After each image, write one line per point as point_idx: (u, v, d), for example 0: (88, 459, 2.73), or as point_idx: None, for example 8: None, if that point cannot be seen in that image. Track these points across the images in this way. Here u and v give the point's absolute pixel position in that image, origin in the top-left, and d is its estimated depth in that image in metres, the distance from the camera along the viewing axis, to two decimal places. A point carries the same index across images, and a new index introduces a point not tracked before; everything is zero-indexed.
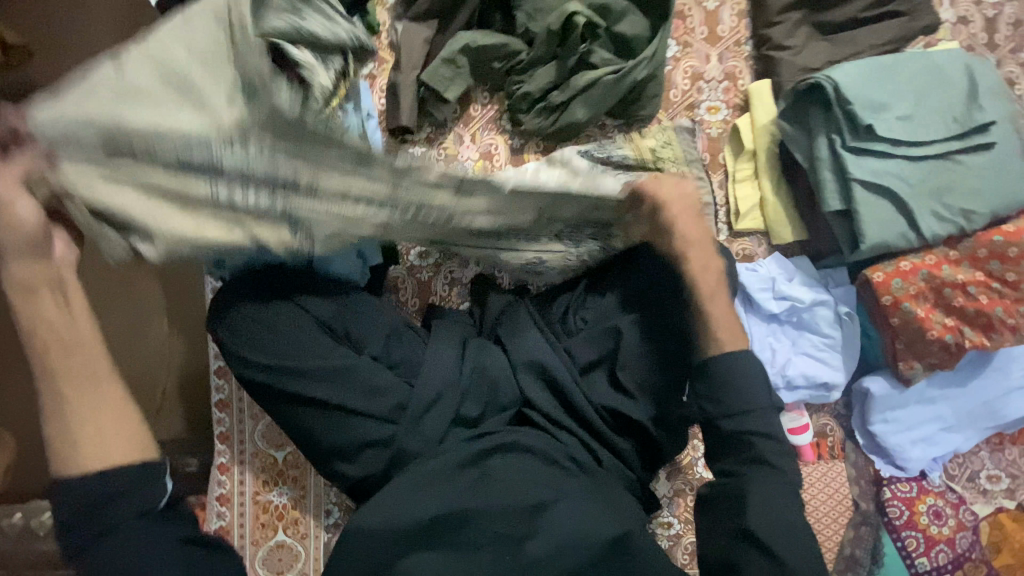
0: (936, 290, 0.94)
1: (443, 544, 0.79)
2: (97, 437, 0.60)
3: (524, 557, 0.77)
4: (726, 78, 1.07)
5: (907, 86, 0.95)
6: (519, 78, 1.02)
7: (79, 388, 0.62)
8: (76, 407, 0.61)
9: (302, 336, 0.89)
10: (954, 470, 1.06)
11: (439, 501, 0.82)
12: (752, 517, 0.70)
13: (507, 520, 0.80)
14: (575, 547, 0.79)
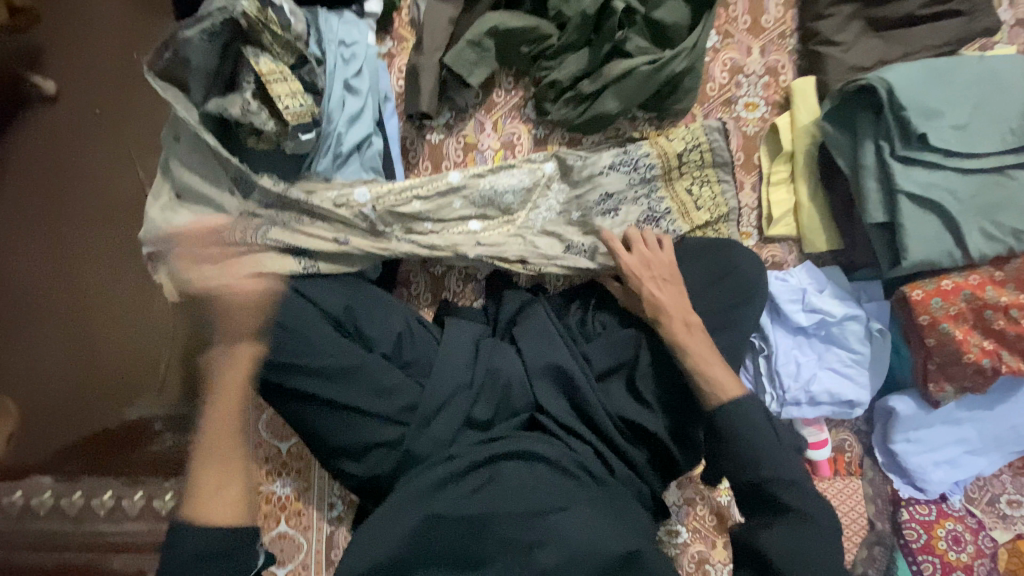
0: (976, 312, 0.89)
1: (450, 553, 0.76)
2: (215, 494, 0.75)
3: (534, 568, 0.74)
4: (767, 73, 1.00)
5: (965, 93, 0.88)
6: (547, 64, 0.96)
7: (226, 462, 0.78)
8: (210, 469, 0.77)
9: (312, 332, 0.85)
10: (974, 493, 1.03)
11: (449, 507, 0.79)
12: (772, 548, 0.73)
13: (517, 529, 0.77)
14: (592, 558, 0.75)
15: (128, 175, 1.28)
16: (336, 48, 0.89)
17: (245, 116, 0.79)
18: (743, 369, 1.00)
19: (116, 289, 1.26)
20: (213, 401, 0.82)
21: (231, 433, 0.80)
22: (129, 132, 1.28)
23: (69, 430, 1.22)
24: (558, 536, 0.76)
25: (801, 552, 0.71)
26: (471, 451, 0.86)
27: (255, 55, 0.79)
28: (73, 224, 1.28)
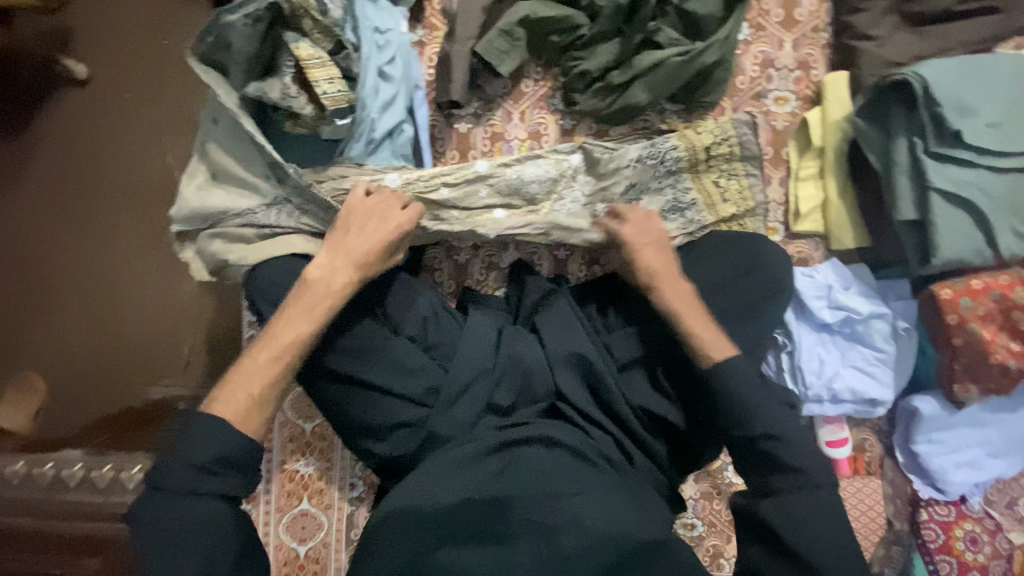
0: (1005, 313, 0.89)
1: (476, 530, 0.77)
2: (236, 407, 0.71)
3: (560, 550, 0.75)
4: (799, 67, 0.99)
5: (1002, 90, 0.87)
6: (577, 54, 0.96)
7: (266, 372, 0.74)
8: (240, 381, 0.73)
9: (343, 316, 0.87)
10: (994, 496, 1.02)
11: (472, 487, 0.81)
12: (788, 535, 0.70)
13: (541, 510, 0.78)
14: (614, 541, 0.76)
15: (156, 159, 1.30)
16: (371, 35, 0.88)
17: (284, 100, 0.83)
18: (765, 365, 1.00)
19: (144, 269, 1.29)
20: (290, 317, 0.77)
21: (279, 345, 0.75)
22: (158, 116, 1.30)
23: (99, 406, 1.26)
24: (579, 519, 0.77)
25: (821, 539, 0.70)
26: (492, 435, 0.87)
27: (295, 42, 0.83)
28: (103, 206, 1.30)
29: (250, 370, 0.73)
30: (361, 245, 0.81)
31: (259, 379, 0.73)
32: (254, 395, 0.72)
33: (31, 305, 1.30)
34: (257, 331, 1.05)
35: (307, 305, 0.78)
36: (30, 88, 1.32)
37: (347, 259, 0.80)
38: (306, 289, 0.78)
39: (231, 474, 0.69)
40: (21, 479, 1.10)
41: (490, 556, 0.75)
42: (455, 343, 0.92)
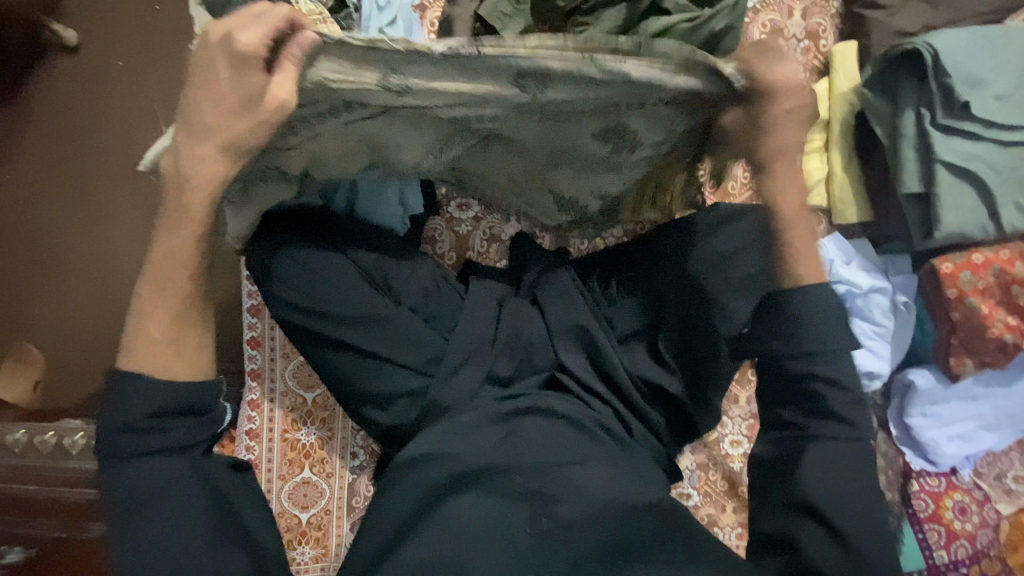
0: (1004, 287, 0.89)
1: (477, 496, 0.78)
2: (158, 355, 0.66)
3: (557, 519, 0.76)
4: (808, 37, 0.98)
5: (1011, 62, 0.86)
6: (583, 19, 0.92)
7: (166, 306, 0.66)
8: (148, 318, 0.66)
9: (347, 284, 0.87)
10: (983, 468, 1.04)
11: (474, 455, 0.82)
12: (808, 488, 0.68)
13: (539, 478, 0.80)
14: (613, 508, 0.78)
15: (150, 130, 1.27)
16: None
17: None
18: None
19: (137, 241, 1.28)
20: (166, 225, 0.66)
21: (164, 280, 0.66)
22: (150, 86, 1.27)
23: (98, 376, 1.26)
24: (578, 487, 0.79)
25: (845, 492, 0.68)
26: (491, 405, 0.88)
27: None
28: (96, 178, 1.28)
29: (147, 310, 0.66)
30: (208, 109, 0.61)
31: (163, 315, 0.66)
32: (163, 334, 0.66)
33: (27, 277, 1.29)
34: (257, 302, 1.05)
35: (170, 220, 0.66)
36: (17, 55, 1.28)
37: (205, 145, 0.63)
38: (165, 205, 0.66)
39: (176, 422, 0.65)
40: (24, 447, 1.10)
41: (491, 521, 0.76)
42: (453, 313, 0.93)
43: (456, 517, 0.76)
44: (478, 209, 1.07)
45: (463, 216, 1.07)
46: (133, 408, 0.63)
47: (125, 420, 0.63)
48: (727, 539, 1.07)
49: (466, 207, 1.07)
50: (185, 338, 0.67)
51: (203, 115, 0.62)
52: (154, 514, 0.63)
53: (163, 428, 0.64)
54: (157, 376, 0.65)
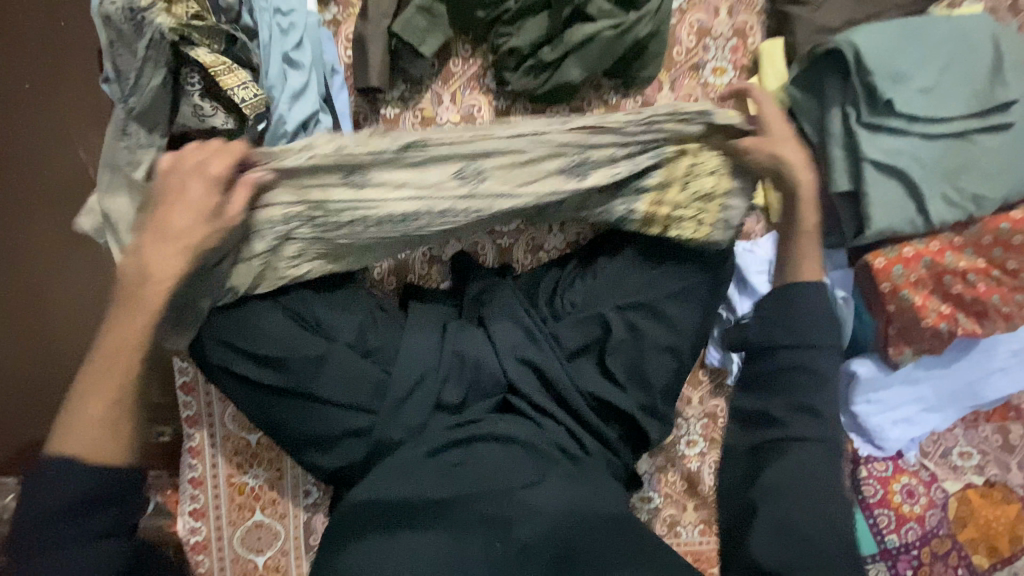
0: (936, 278, 0.90)
1: (432, 524, 0.74)
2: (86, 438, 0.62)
3: (513, 545, 0.72)
4: (735, 35, 0.97)
5: (932, 55, 0.86)
6: (504, 29, 0.89)
7: (113, 380, 0.64)
8: (89, 398, 0.63)
9: (290, 337, 0.84)
10: (929, 447, 1.08)
11: (423, 489, 0.77)
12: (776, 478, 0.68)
13: (495, 503, 0.76)
14: (573, 525, 0.75)
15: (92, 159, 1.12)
16: (271, 18, 0.83)
17: (200, 122, 0.79)
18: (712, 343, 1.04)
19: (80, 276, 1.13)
20: (105, 359, 0.65)
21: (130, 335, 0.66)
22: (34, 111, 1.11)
23: (36, 427, 1.13)
24: (532, 509, 0.75)
25: (812, 478, 0.67)
26: (440, 435, 0.84)
27: (189, 50, 0.75)
28: (27, 220, 1.12)
29: (96, 383, 0.64)
30: (181, 218, 0.71)
31: (107, 381, 0.64)
32: (104, 410, 0.63)
33: None
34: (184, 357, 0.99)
35: (129, 298, 0.67)
36: None
37: (172, 241, 0.70)
38: (95, 363, 0.65)
39: (90, 505, 0.60)
40: None
41: (444, 552, 0.71)
42: (386, 417, 0.85)
43: (410, 547, 0.72)
44: None
45: None
46: (51, 502, 0.59)
47: (44, 518, 0.59)
48: (690, 537, 1.08)
49: None
50: (127, 414, 0.64)
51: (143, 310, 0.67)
52: (70, 554, 0.59)
53: (96, 512, 0.61)
54: (89, 457, 0.61)
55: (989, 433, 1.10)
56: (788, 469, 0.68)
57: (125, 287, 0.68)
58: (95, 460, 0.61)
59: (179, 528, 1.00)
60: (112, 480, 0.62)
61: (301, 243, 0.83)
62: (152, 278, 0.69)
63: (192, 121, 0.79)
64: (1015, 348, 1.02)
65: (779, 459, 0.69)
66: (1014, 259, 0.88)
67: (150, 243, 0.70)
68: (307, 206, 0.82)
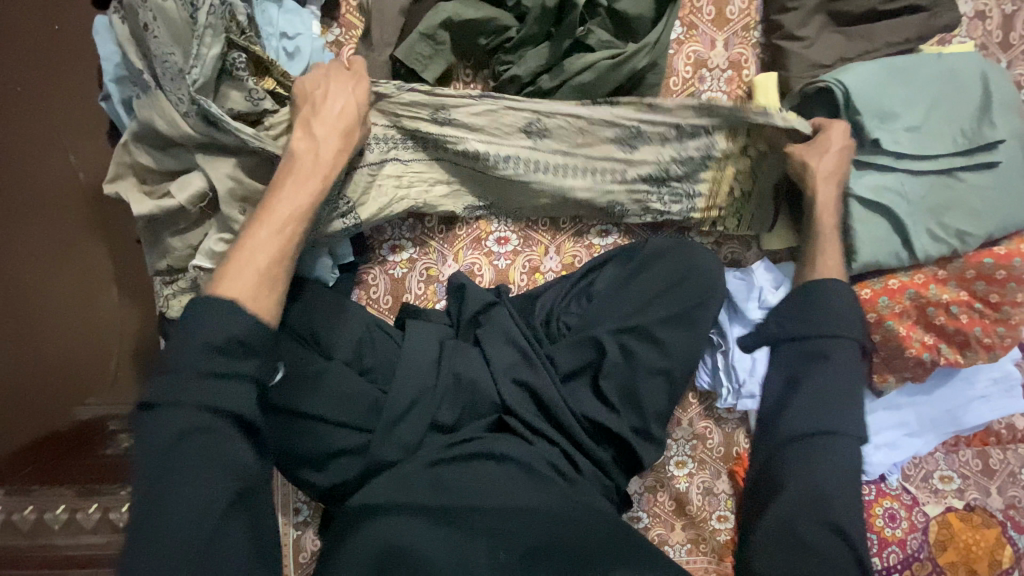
0: (920, 309, 0.93)
1: (454, 528, 0.78)
2: (251, 289, 0.71)
3: (517, 550, 0.77)
4: (731, 67, 0.99)
5: (920, 94, 0.88)
6: (506, 57, 0.91)
7: (273, 256, 0.74)
8: (252, 260, 0.72)
9: (292, 357, 0.87)
10: (911, 471, 1.10)
11: (424, 499, 0.80)
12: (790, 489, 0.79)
13: (500, 516, 0.80)
14: (574, 535, 0.80)
15: (87, 165, 1.21)
16: (278, 42, 0.84)
17: (254, 105, 0.80)
18: (702, 364, 1.05)
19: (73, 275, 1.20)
20: (264, 229, 0.75)
21: (282, 215, 0.75)
22: (46, 121, 1.17)
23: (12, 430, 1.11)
24: (532, 526, 0.79)
25: (822, 497, 0.77)
26: (436, 452, 0.86)
27: (245, 41, 0.78)
28: (29, 224, 1.15)
29: (255, 246, 0.73)
30: (343, 116, 0.81)
31: (273, 244, 0.74)
32: (264, 272, 0.73)
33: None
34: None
35: (293, 177, 0.77)
36: None
37: (333, 129, 0.80)
38: (258, 228, 0.75)
39: (246, 354, 0.68)
40: None
41: (455, 556, 0.75)
42: (383, 436, 0.85)
43: (427, 548, 0.75)
44: (411, 250, 1.01)
45: (397, 259, 1.01)
46: (210, 333, 0.66)
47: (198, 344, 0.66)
48: (678, 556, 1.09)
49: (400, 249, 1.01)
50: (280, 278, 0.74)
51: (291, 197, 0.77)
52: (207, 390, 0.65)
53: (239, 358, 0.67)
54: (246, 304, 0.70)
55: (969, 457, 1.12)
56: (805, 469, 0.79)
57: (295, 168, 0.78)
58: (251, 310, 0.70)
59: None
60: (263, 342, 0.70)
61: (371, 190, 0.89)
62: (318, 157, 0.78)
63: (240, 108, 0.80)
64: (996, 377, 1.05)
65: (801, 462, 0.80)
66: (996, 293, 0.91)
67: (317, 123, 0.79)
68: (401, 134, 0.90)
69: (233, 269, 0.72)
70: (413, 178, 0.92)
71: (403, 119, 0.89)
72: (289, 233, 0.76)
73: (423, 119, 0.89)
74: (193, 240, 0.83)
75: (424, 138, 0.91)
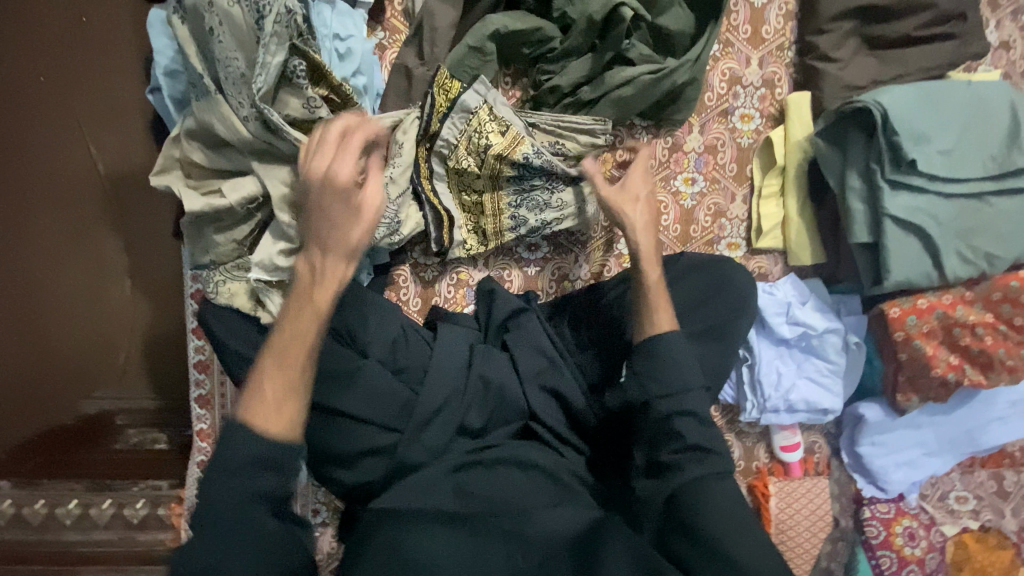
0: (946, 329, 0.94)
1: (472, 534, 0.76)
2: (276, 407, 0.63)
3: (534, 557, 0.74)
4: (764, 85, 1.01)
5: (952, 119, 0.90)
6: (548, 67, 0.93)
7: (284, 382, 0.64)
8: (269, 378, 0.64)
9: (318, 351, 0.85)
10: (927, 490, 1.11)
11: (450, 503, 0.80)
12: (705, 518, 0.73)
13: (514, 518, 0.78)
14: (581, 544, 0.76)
15: (105, 153, 1.15)
16: (331, 43, 0.84)
17: (310, 112, 0.79)
18: (727, 378, 1.04)
19: (80, 268, 1.16)
20: (279, 349, 0.65)
21: (300, 332, 0.66)
22: (76, 109, 1.14)
23: (23, 426, 1.12)
24: (549, 531, 0.77)
25: (737, 513, 0.73)
26: (462, 457, 0.86)
27: (307, 47, 0.78)
28: (36, 218, 1.14)
29: (269, 368, 0.64)
30: (342, 227, 0.67)
31: (284, 372, 0.64)
32: (276, 396, 0.63)
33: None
34: (206, 357, 0.98)
35: (301, 296, 0.67)
36: None
37: (330, 241, 0.67)
38: (269, 349, 0.66)
39: (268, 473, 0.61)
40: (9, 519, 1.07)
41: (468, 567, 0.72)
42: (410, 439, 0.84)
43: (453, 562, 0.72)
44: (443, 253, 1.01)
45: (429, 261, 1.02)
46: (228, 474, 0.59)
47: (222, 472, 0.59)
48: None
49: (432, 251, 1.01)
50: (296, 399, 0.64)
51: (301, 321, 0.66)
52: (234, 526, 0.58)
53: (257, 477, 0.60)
54: (263, 434, 0.61)
55: (984, 479, 1.13)
56: (710, 506, 0.73)
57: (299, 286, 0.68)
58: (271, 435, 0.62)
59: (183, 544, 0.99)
60: (284, 466, 0.62)
61: (410, 204, 0.91)
62: (318, 279, 0.68)
63: (296, 115, 0.80)
64: (1014, 400, 1.06)
65: (698, 484, 0.75)
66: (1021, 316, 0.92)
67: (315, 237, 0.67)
68: (442, 146, 0.90)
69: (251, 405, 0.62)
70: (454, 189, 0.93)
71: (444, 134, 0.89)
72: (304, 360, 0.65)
73: (469, 132, 0.89)
74: (237, 237, 0.84)
75: (462, 151, 0.90)
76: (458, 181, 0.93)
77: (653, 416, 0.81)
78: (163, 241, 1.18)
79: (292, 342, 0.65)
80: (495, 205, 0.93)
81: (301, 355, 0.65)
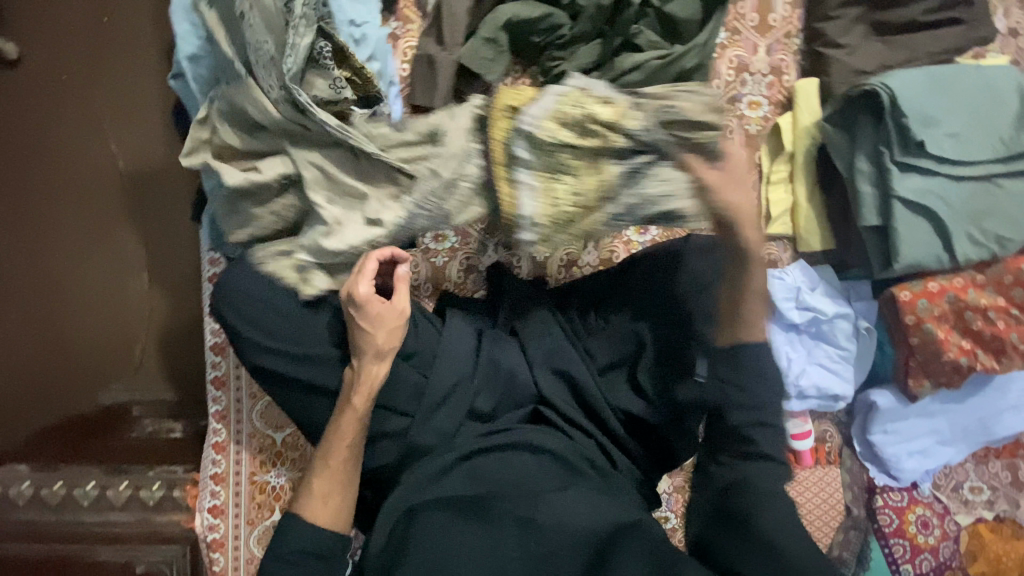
0: (958, 313, 0.94)
1: (480, 521, 0.77)
2: (322, 500, 0.78)
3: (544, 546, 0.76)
4: (771, 72, 1.01)
5: (961, 102, 0.90)
6: (557, 54, 0.94)
7: (328, 480, 0.78)
8: (317, 475, 0.79)
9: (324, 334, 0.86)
10: (941, 480, 1.10)
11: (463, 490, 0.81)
12: (763, 520, 0.73)
13: (525, 505, 0.79)
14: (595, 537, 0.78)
15: (125, 150, 1.19)
16: (347, 28, 0.87)
17: (336, 92, 0.83)
18: None
19: (97, 264, 1.19)
20: (326, 446, 0.79)
21: (342, 430, 0.79)
22: (101, 104, 1.18)
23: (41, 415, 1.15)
24: (559, 521, 0.78)
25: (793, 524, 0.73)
26: (471, 442, 0.87)
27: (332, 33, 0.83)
28: (56, 212, 1.18)
29: (318, 465, 0.79)
30: (379, 333, 0.80)
31: (329, 468, 0.79)
32: (322, 487, 0.79)
33: None
34: (221, 340, 1.01)
35: (344, 400, 0.80)
36: None
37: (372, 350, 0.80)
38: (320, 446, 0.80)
39: (312, 557, 0.76)
40: None
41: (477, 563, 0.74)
42: (420, 422, 0.86)
43: (463, 550, 0.74)
44: (453, 239, 1.04)
45: (439, 247, 1.04)
46: (285, 547, 0.75)
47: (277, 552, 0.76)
48: None
49: (442, 237, 1.04)
50: (339, 493, 0.79)
51: (345, 420, 0.79)
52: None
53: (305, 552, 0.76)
54: (314, 519, 0.77)
55: (999, 469, 1.12)
56: (769, 509, 0.73)
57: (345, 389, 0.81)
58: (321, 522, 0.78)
59: (196, 527, 1.00)
60: (333, 549, 0.78)
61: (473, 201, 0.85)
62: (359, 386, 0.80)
63: (324, 95, 0.83)
64: None
65: (756, 487, 0.75)
66: None
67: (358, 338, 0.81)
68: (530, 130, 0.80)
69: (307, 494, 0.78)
70: (542, 177, 0.80)
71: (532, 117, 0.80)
72: (344, 459, 0.79)
73: (558, 114, 0.80)
74: (274, 213, 0.85)
75: (548, 133, 0.79)
76: (541, 169, 0.80)
77: (723, 423, 0.80)
78: (178, 231, 1.20)
79: (337, 439, 0.79)
80: (590, 194, 0.80)
81: (342, 453, 0.79)
